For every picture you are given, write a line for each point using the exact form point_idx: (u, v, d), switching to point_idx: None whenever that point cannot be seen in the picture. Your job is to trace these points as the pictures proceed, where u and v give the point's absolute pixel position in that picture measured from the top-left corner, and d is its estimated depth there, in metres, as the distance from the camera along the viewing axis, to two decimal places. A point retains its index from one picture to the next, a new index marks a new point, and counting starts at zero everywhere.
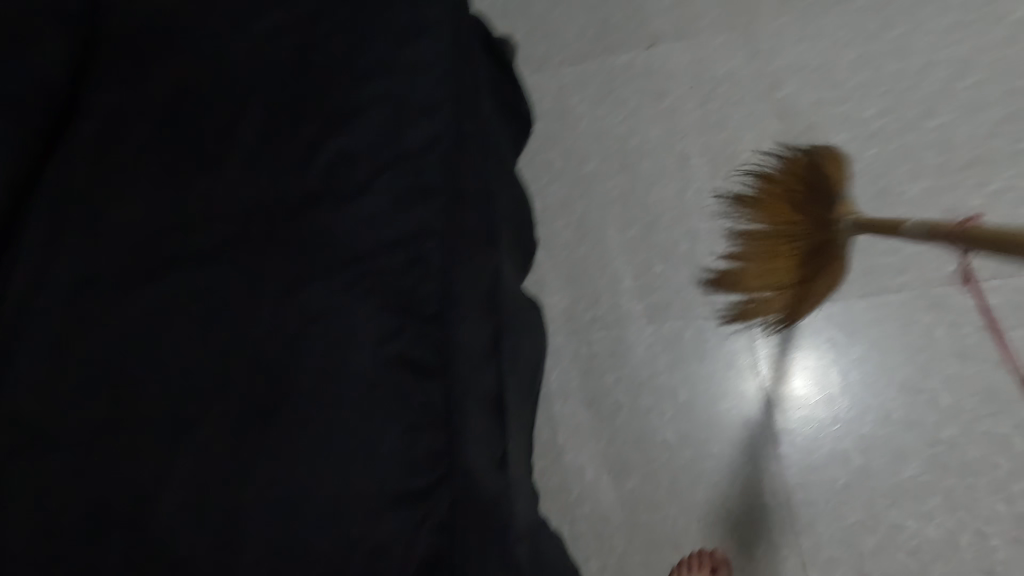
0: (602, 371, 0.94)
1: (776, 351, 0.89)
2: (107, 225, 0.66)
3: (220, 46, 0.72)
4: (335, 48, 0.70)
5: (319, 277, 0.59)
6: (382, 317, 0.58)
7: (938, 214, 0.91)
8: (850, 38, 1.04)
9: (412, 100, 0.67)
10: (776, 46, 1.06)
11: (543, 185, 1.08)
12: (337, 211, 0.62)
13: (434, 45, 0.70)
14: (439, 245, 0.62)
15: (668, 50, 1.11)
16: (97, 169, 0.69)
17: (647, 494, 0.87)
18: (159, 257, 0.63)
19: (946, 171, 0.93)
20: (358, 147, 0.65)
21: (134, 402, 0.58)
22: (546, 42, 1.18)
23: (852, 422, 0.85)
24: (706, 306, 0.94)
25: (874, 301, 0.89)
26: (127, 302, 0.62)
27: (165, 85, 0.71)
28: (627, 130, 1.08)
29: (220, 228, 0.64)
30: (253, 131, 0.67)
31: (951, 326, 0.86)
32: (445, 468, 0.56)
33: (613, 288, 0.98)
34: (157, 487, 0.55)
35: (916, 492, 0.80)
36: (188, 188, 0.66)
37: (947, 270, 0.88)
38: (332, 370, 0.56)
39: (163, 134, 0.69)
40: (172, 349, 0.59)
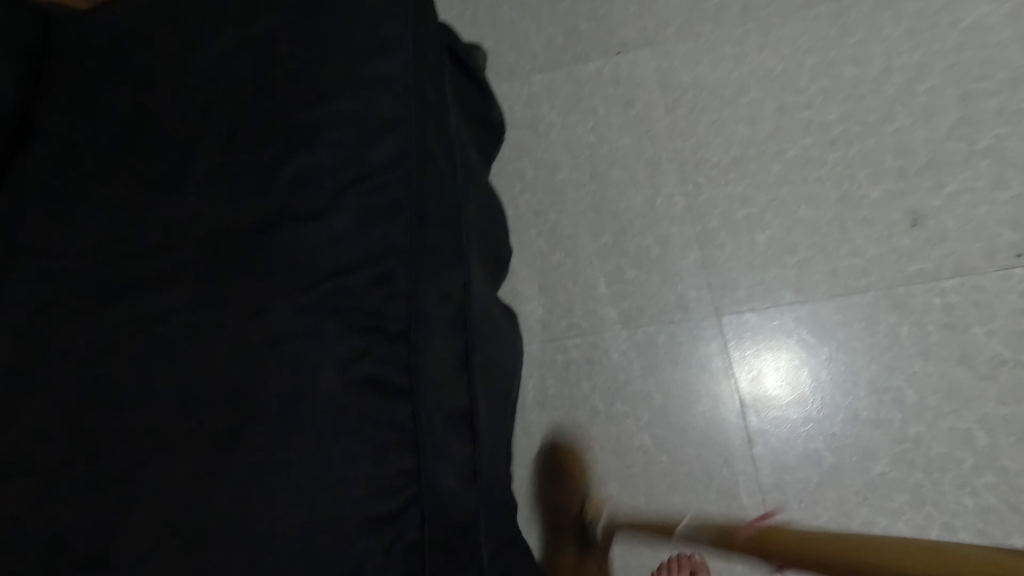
0: (577, 379, 0.95)
1: (749, 353, 0.91)
2: (65, 248, 0.64)
3: (181, 64, 0.71)
4: (297, 64, 0.69)
5: (282, 298, 0.59)
6: (347, 336, 0.58)
7: (899, 216, 0.93)
8: (811, 45, 1.06)
9: (374, 115, 0.67)
10: (739, 53, 1.08)
11: (516, 194, 1.08)
12: (299, 231, 0.61)
13: (396, 58, 0.70)
14: (405, 262, 0.61)
15: (636, 57, 1.12)
16: (54, 192, 0.67)
17: (626, 500, 0.88)
18: (119, 280, 0.62)
19: (905, 172, 0.96)
20: (321, 165, 0.64)
21: (93, 431, 0.56)
22: (515, 50, 1.19)
23: (823, 422, 0.86)
24: (679, 311, 0.95)
25: (840, 302, 0.91)
26: (85, 328, 0.60)
27: (124, 104, 0.70)
28: (597, 138, 1.09)
29: (181, 249, 0.63)
30: (215, 150, 0.66)
31: (915, 324, 0.88)
32: (416, 488, 0.55)
33: (587, 296, 0.99)
34: (119, 516, 0.53)
35: (886, 489, 0.82)
36: (148, 208, 0.65)
37: (909, 270, 0.90)
38: (298, 393, 0.55)
39: (122, 154, 0.68)
40: (134, 374, 0.58)
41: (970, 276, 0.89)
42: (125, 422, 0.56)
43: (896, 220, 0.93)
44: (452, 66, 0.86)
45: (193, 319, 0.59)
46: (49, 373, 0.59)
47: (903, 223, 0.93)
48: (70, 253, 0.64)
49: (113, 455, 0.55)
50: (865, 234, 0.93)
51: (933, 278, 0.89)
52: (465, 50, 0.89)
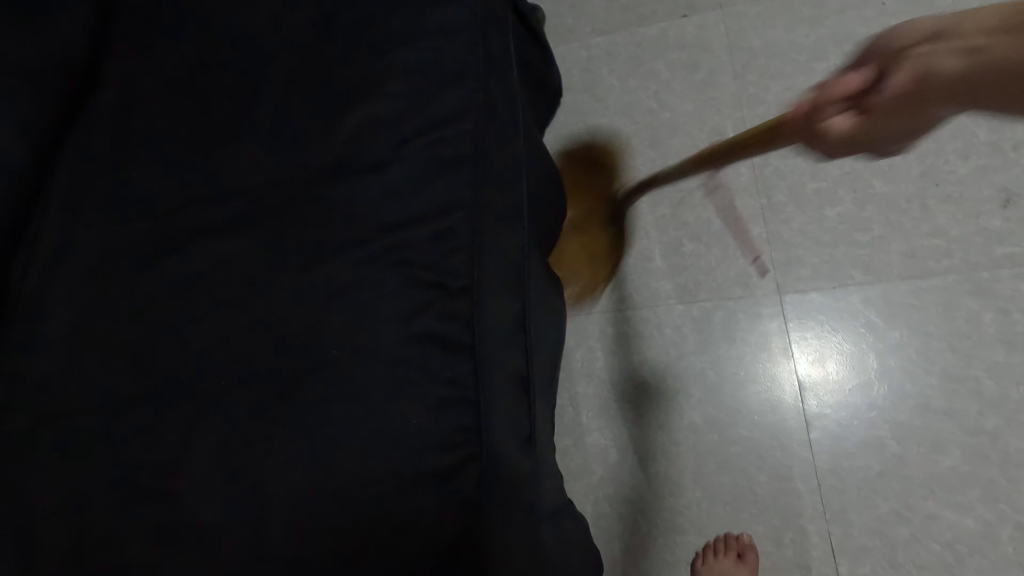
0: (628, 351, 0.93)
1: (811, 335, 0.86)
2: (131, 195, 0.65)
3: (246, 13, 0.71)
4: (362, 15, 0.67)
5: (343, 250, 0.58)
6: (408, 290, 0.57)
7: (989, 194, 0.86)
8: (899, 7, 0.98)
9: (439, 66, 0.65)
10: (817, 16, 1.01)
11: (570, 161, 1.05)
12: (361, 182, 0.60)
13: (462, 9, 0.67)
14: (467, 218, 0.60)
15: (704, 19, 1.06)
16: (121, 140, 0.68)
17: (672, 477, 0.86)
18: (183, 228, 0.63)
19: (1000, 147, 0.88)
20: (384, 116, 0.63)
21: (158, 375, 0.58)
22: (575, 11, 1.14)
23: (889, 409, 0.82)
24: (739, 287, 0.91)
25: (916, 284, 0.85)
26: (151, 274, 0.61)
27: (189, 54, 0.70)
28: (658, 104, 1.04)
29: (244, 198, 0.63)
30: (278, 100, 0.66)
31: (1000, 312, 0.82)
32: (472, 448, 0.54)
33: (641, 267, 0.96)
34: (183, 457, 0.55)
35: (955, 483, 0.78)
36: (212, 158, 0.65)
37: (997, 254, 0.84)
38: (357, 345, 0.55)
39: (186, 103, 0.68)
40: (198, 320, 0.59)
41: None
42: (188, 367, 0.57)
43: (985, 199, 0.86)
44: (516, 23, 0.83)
45: (255, 268, 0.59)
46: (116, 317, 0.60)
47: (993, 202, 0.86)
48: (135, 200, 0.65)
49: (177, 399, 0.56)
50: (948, 213, 0.87)
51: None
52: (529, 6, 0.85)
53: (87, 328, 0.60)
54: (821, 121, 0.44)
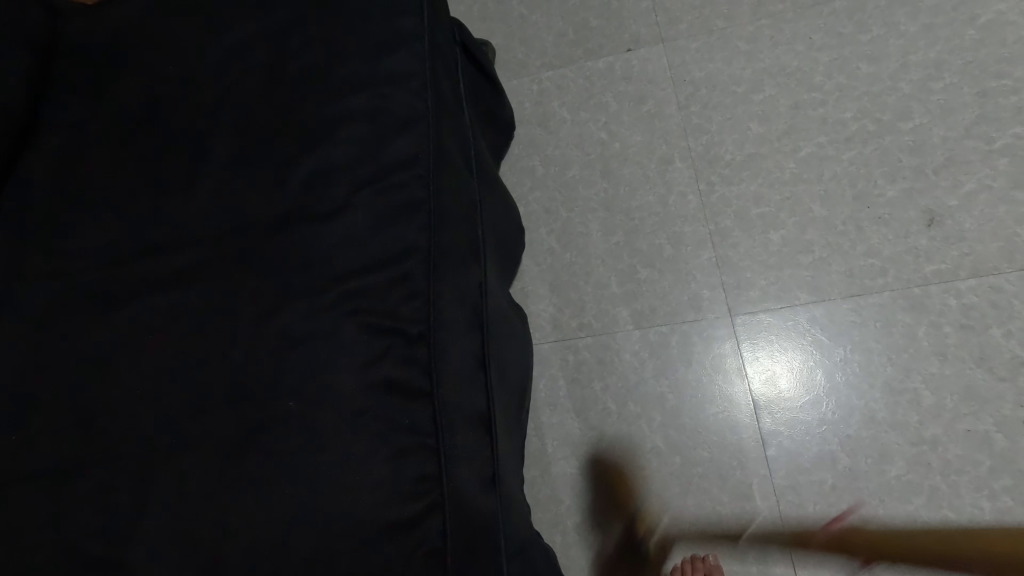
0: (590, 379, 0.94)
1: (762, 354, 0.90)
2: (75, 246, 0.64)
3: (193, 59, 0.70)
4: (311, 61, 0.68)
5: (299, 299, 0.58)
6: (365, 337, 0.57)
7: (915, 214, 0.92)
8: (825, 41, 1.05)
9: (389, 112, 0.66)
10: (753, 49, 1.07)
11: (526, 192, 1.08)
12: (315, 228, 0.60)
13: (412, 54, 0.69)
14: (424, 262, 0.61)
15: (647, 54, 1.12)
16: (65, 190, 0.66)
17: (639, 501, 0.87)
18: (132, 279, 0.61)
19: (922, 171, 0.94)
20: (338, 162, 0.63)
21: (108, 434, 0.56)
22: (525, 46, 1.18)
23: (838, 424, 0.85)
24: (692, 311, 0.94)
25: (856, 302, 0.90)
26: (97, 329, 0.59)
27: (135, 100, 0.69)
28: (608, 135, 1.08)
29: (196, 248, 0.62)
30: (227, 148, 0.65)
31: (932, 325, 0.87)
32: (435, 495, 0.54)
33: (599, 295, 0.98)
34: (135, 519, 0.53)
35: (902, 492, 0.81)
36: (160, 207, 0.64)
37: (925, 271, 0.89)
38: (317, 396, 0.55)
39: (132, 151, 0.67)
40: (148, 375, 0.57)
41: (987, 276, 0.88)
42: (139, 425, 0.55)
43: (912, 220, 0.92)
44: (466, 65, 0.85)
45: (208, 319, 0.58)
46: (60, 376, 0.58)
47: (920, 222, 0.92)
48: (79, 253, 0.63)
49: (127, 458, 0.55)
50: (880, 234, 0.92)
51: (950, 278, 0.88)
52: (478, 46, 0.87)
53: (30, 388, 0.58)
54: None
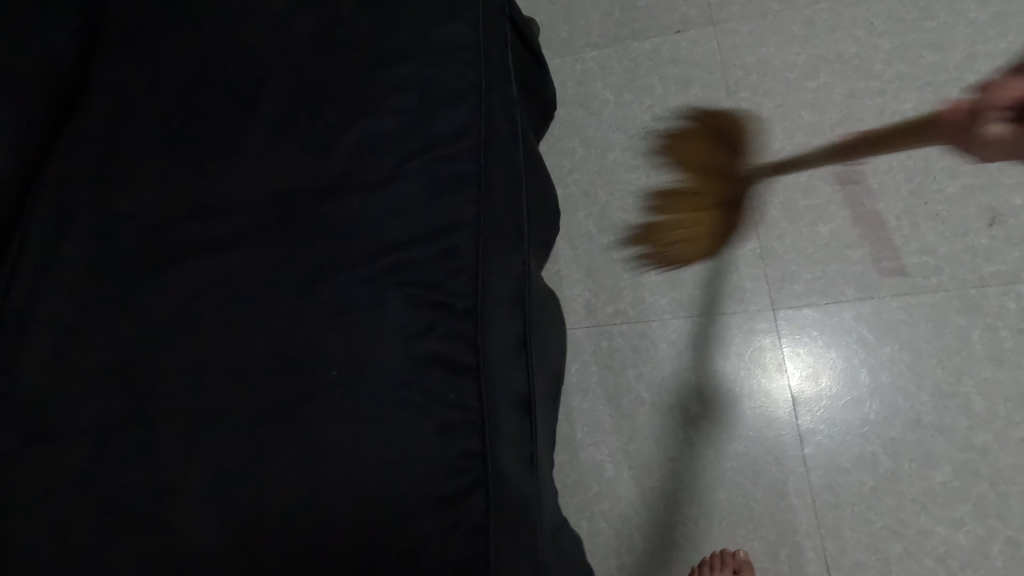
0: (623, 366, 0.93)
1: (803, 350, 0.87)
2: (121, 206, 0.64)
3: (241, 24, 0.70)
4: (361, 29, 0.67)
5: (346, 267, 0.57)
6: (410, 310, 0.56)
7: (976, 212, 0.88)
8: (887, 27, 1.00)
9: (439, 83, 0.64)
10: (809, 35, 1.03)
11: (565, 174, 1.06)
12: (363, 198, 0.60)
13: (464, 25, 0.67)
14: (472, 236, 0.59)
15: (696, 37, 1.09)
16: (111, 149, 0.66)
17: (669, 492, 0.86)
18: (177, 242, 0.62)
19: (986, 168, 0.90)
20: (386, 132, 0.62)
21: (151, 394, 0.56)
22: (569, 25, 1.17)
23: (881, 425, 0.82)
24: (733, 302, 0.92)
25: (907, 301, 0.86)
26: (143, 289, 0.60)
27: (182, 64, 0.69)
28: (652, 118, 1.06)
29: (242, 213, 0.62)
30: (274, 114, 0.65)
31: (987, 329, 0.83)
32: (479, 473, 0.53)
33: (635, 282, 0.97)
34: (177, 480, 0.53)
35: (947, 498, 0.79)
36: (207, 171, 0.64)
37: (984, 271, 0.85)
38: (361, 366, 0.54)
39: (179, 114, 0.67)
40: (192, 338, 0.57)
41: None
42: (183, 385, 0.56)
43: (973, 218, 0.88)
44: (515, 41, 0.83)
45: (253, 284, 0.58)
46: (105, 334, 0.59)
47: (981, 221, 0.87)
48: (125, 213, 0.64)
49: (171, 418, 0.55)
50: (938, 231, 0.88)
51: (1010, 280, 0.84)
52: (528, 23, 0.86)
53: (76, 344, 0.59)
54: (983, 126, 0.57)
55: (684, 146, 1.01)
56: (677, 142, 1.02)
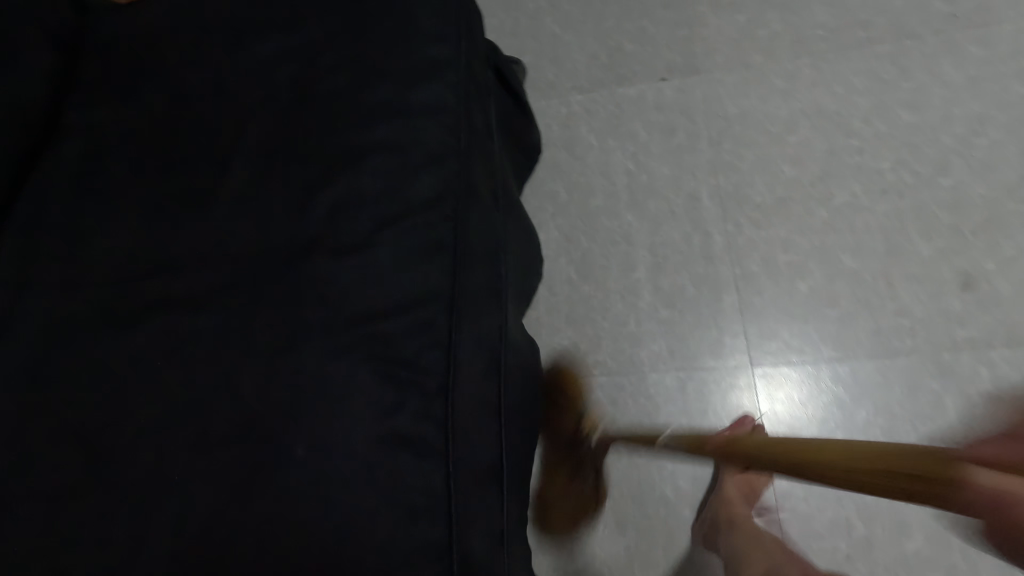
0: (602, 418, 0.92)
1: (779, 409, 0.87)
2: (88, 257, 0.62)
3: (221, 71, 0.69)
4: (340, 82, 0.66)
5: (315, 335, 0.56)
6: (379, 385, 0.55)
7: (951, 275, 0.89)
8: (865, 85, 1.02)
9: (418, 145, 0.63)
10: (790, 88, 1.05)
11: (547, 219, 1.06)
12: (336, 264, 0.58)
13: (446, 83, 0.66)
14: (446, 307, 0.58)
15: (680, 84, 1.10)
16: (80, 196, 0.65)
17: (644, 551, 0.85)
18: (142, 298, 0.60)
19: (960, 231, 0.91)
20: (364, 193, 0.61)
21: (106, 458, 0.54)
22: (556, 67, 1.17)
23: (855, 489, 0.82)
24: (711, 357, 0.92)
25: (883, 363, 0.86)
26: (104, 345, 0.58)
27: (159, 107, 0.68)
28: (635, 166, 1.06)
29: (211, 270, 0.60)
30: (248, 168, 0.64)
31: (960, 395, 0.83)
32: (446, 559, 0.52)
33: (615, 331, 0.96)
34: (130, 555, 0.51)
35: (918, 568, 0.78)
36: (177, 224, 0.62)
37: (958, 336, 0.86)
38: (326, 442, 0.52)
39: (152, 163, 0.66)
40: (152, 400, 0.55)
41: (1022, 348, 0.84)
42: (142, 451, 0.54)
43: (947, 281, 0.89)
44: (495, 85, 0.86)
45: (217, 348, 0.56)
46: (62, 393, 0.57)
47: (955, 285, 0.88)
48: (92, 264, 0.62)
49: (126, 485, 0.53)
50: (913, 293, 0.89)
51: (983, 346, 0.85)
52: (507, 66, 0.89)
53: (33, 401, 0.57)
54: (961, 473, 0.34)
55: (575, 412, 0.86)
56: (738, 181, 1.01)
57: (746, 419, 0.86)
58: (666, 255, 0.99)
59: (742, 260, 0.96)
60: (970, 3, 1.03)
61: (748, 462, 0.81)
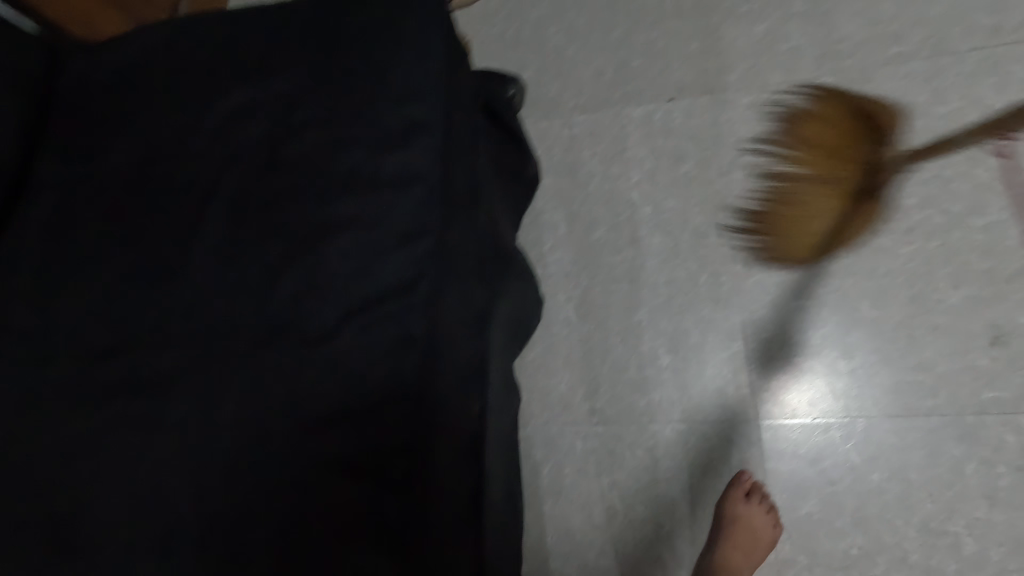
0: (600, 471, 0.89)
1: (787, 469, 0.83)
2: (62, 335, 0.64)
3: (184, 135, 0.67)
4: (310, 153, 0.64)
5: (281, 433, 0.56)
6: (347, 485, 0.55)
7: (980, 328, 0.82)
8: (894, 111, 0.94)
9: (392, 224, 0.61)
10: (811, 112, 0.97)
11: (545, 252, 1.01)
12: (305, 356, 0.57)
13: (423, 151, 0.63)
14: (416, 403, 0.56)
15: (692, 106, 1.02)
16: (52, 269, 0.66)
17: None
18: (111, 380, 0.61)
19: (992, 278, 0.84)
20: (332, 277, 0.60)
21: (80, 543, 0.56)
22: (559, 84, 1.10)
23: (864, 560, 0.78)
24: (718, 409, 0.87)
25: (901, 424, 0.81)
26: (77, 427, 0.60)
27: (120, 171, 0.68)
28: (640, 196, 1.00)
29: (177, 354, 0.60)
30: (212, 246, 0.63)
31: (983, 462, 0.78)
32: None
33: (616, 377, 0.92)
34: None
35: None
36: (144, 303, 0.62)
37: (983, 397, 0.80)
38: (291, 540, 0.54)
39: (114, 234, 0.66)
40: (122, 488, 0.57)
41: None
42: (116, 541, 0.56)
43: (974, 334, 0.82)
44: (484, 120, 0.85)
45: (184, 438, 0.57)
46: (42, 478, 0.59)
47: (982, 339, 0.82)
48: (65, 341, 0.63)
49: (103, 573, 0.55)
50: (936, 346, 0.83)
51: (1010, 409, 0.79)
52: (497, 99, 0.87)
53: (16, 486, 0.59)
54: None
55: (814, 137, 0.96)
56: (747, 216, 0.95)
57: (743, 475, 0.82)
58: (672, 295, 0.93)
59: (751, 305, 0.90)
60: (1018, 16, 0.93)
61: (742, 520, 0.78)
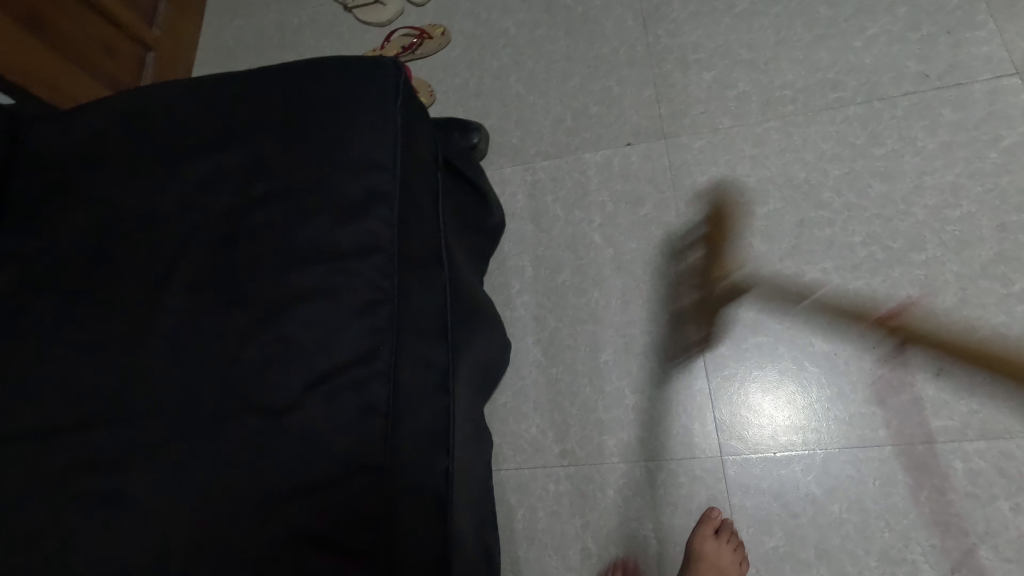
0: (572, 513, 0.90)
1: (751, 504, 0.85)
2: (20, 409, 0.63)
3: (147, 204, 0.69)
4: (272, 221, 0.65)
5: (245, 505, 0.56)
6: (313, 553, 0.56)
7: (924, 359, 0.86)
8: (836, 152, 0.99)
9: (353, 290, 0.62)
10: (759, 155, 1.02)
11: (513, 296, 1.03)
12: (269, 426, 0.58)
13: (383, 220, 0.65)
14: (379, 469, 0.58)
15: (647, 150, 1.07)
16: (13, 341, 0.66)
17: None
18: (72, 454, 0.60)
19: (933, 310, 0.88)
20: (294, 345, 0.61)
21: None
22: (520, 131, 1.14)
23: None
24: (684, 447, 0.89)
25: (856, 455, 0.84)
26: (36, 503, 0.59)
27: (84, 241, 0.69)
28: (602, 238, 1.03)
29: (141, 426, 0.60)
30: (176, 316, 0.63)
31: (934, 490, 0.81)
32: None
33: (585, 418, 0.94)
34: None
35: None
36: (107, 376, 0.62)
37: (930, 425, 0.83)
38: None
39: (78, 304, 0.66)
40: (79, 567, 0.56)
41: (998, 439, 0.81)
42: None
43: (920, 364, 0.86)
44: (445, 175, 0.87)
45: (146, 513, 0.57)
46: None
47: (927, 370, 0.86)
48: (24, 414, 0.63)
49: None
50: (885, 378, 0.86)
51: (957, 437, 0.82)
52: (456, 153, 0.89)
53: None
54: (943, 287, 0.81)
55: None
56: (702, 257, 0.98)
57: (712, 510, 0.85)
58: (636, 335, 0.96)
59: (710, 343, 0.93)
60: (943, 62, 1.00)
61: (709, 555, 0.80)
